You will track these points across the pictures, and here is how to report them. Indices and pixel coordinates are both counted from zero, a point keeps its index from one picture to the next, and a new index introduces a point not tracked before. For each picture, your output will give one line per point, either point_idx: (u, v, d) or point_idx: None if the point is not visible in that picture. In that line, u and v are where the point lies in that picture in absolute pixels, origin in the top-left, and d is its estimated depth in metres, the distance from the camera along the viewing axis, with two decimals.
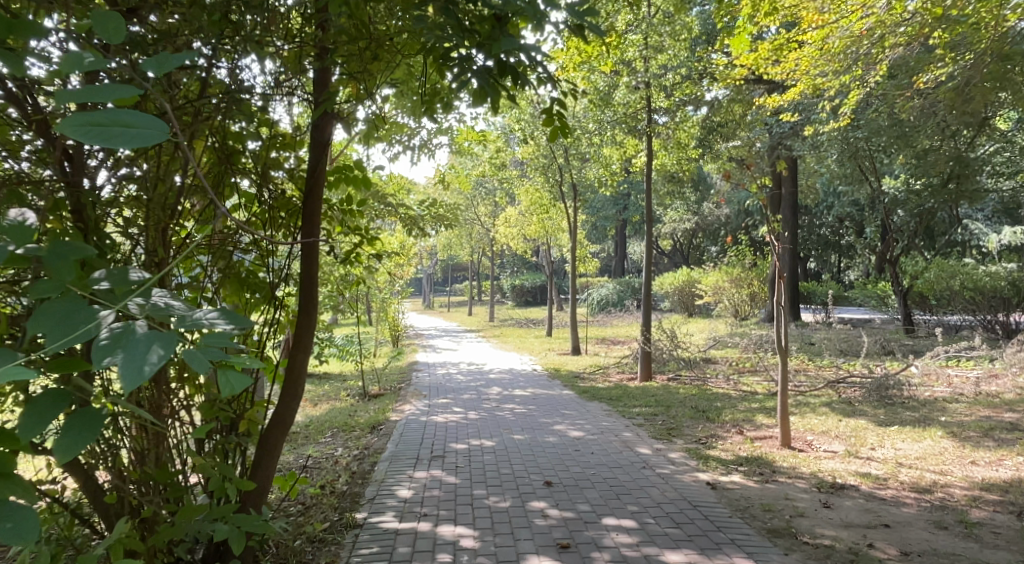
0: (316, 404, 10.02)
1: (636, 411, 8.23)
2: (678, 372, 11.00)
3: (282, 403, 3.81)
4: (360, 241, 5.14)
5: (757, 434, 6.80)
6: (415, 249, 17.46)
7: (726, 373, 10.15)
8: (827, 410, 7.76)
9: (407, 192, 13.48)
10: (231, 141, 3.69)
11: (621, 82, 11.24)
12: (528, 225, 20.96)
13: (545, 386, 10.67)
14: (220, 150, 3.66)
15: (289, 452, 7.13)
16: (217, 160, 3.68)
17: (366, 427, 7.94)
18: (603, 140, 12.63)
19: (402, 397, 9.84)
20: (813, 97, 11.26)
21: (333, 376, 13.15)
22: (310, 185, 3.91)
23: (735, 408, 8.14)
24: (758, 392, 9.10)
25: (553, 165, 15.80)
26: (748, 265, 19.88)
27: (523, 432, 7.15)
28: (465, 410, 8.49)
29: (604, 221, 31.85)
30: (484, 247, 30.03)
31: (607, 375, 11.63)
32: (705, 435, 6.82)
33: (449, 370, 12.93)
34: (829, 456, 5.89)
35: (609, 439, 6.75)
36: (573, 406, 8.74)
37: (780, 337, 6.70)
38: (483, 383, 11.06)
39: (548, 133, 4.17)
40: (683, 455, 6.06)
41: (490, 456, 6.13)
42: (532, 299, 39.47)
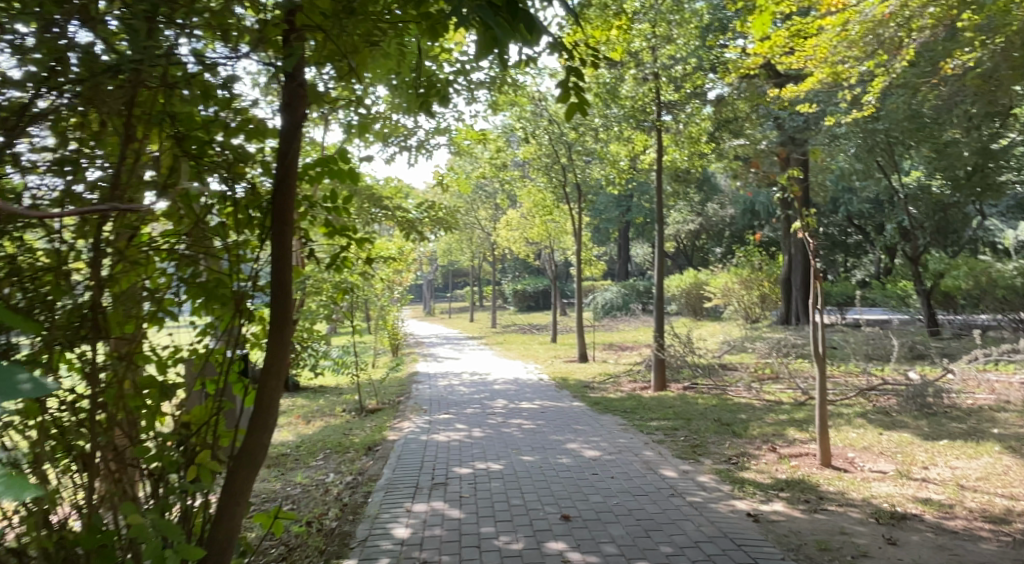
0: (309, 421, 9.39)
1: (654, 425, 7.60)
2: (694, 380, 10.37)
3: (251, 437, 3.16)
4: (349, 244, 4.51)
5: (792, 451, 6.18)
6: (414, 254, 16.85)
7: (747, 380, 9.51)
8: (864, 422, 7.13)
9: (404, 195, 12.91)
10: (192, 127, 3.07)
11: (628, 74, 10.62)
12: (531, 228, 20.35)
13: (554, 398, 10.05)
14: (177, 139, 3.05)
15: (277, 479, 6.50)
16: (176, 152, 3.06)
17: (361, 448, 7.30)
18: (609, 137, 12.05)
19: (401, 412, 9.21)
20: (832, 87, 10.65)
21: (329, 390, 12.52)
22: (280, 176, 3.23)
23: (762, 421, 7.51)
24: (784, 402, 8.45)
25: (556, 165, 15.20)
26: (759, 266, 19.26)
27: (534, 452, 6.52)
28: (469, 427, 7.87)
29: (608, 224, 31.31)
30: (485, 251, 29.42)
31: (619, 384, 11.00)
32: (735, 453, 6.19)
33: (450, 381, 12.29)
34: (878, 479, 5.27)
35: (630, 459, 6.11)
36: (585, 420, 8.11)
37: (817, 344, 6.03)
38: (487, 396, 10.44)
39: (564, 111, 3.58)
40: (714, 479, 5.43)
41: (499, 483, 5.48)
42: (534, 304, 38.81)
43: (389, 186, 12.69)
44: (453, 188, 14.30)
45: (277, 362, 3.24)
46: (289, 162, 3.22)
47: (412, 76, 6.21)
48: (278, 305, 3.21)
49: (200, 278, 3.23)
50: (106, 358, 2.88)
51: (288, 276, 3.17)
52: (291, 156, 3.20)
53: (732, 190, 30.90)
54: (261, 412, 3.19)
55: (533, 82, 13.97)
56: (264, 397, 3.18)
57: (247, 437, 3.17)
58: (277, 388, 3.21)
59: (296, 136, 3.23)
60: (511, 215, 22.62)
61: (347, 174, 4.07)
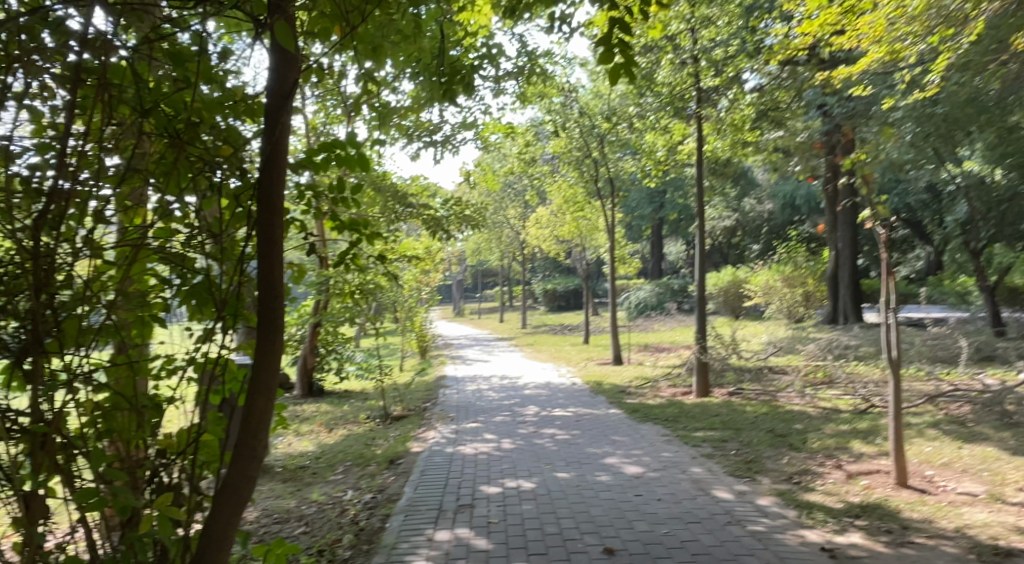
0: (331, 429, 8.90)
1: (700, 436, 6.96)
2: (740, 385, 9.68)
3: (234, 470, 2.60)
4: (361, 238, 3.99)
5: (861, 469, 5.50)
6: (440, 253, 16.35)
7: (798, 385, 8.80)
8: (938, 433, 6.40)
9: (431, 194, 12.69)
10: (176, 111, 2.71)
11: (665, 59, 9.97)
12: (561, 226, 19.73)
13: (589, 404, 9.43)
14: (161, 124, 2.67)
15: (291, 496, 5.98)
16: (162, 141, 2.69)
17: (383, 461, 6.76)
18: (646, 125, 11.37)
19: (426, 420, 8.68)
20: (890, 67, 9.85)
21: (355, 394, 12.05)
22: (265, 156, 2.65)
23: (821, 432, 6.82)
24: (843, 411, 7.71)
25: (587, 159, 14.56)
26: (802, 262, 18.37)
27: (570, 467, 5.93)
28: (499, 437, 7.30)
29: (640, 221, 30.54)
30: (514, 251, 28.77)
31: (659, 389, 10.35)
32: (796, 471, 5.54)
33: (480, 385, 11.74)
34: (969, 503, 4.58)
35: (677, 478, 5.48)
36: (624, 430, 7.49)
37: (890, 349, 5.36)
38: (518, 401, 9.86)
39: (605, 74, 3.04)
40: (775, 502, 4.79)
41: (531, 506, 4.90)
42: (565, 304, 38.12)
43: (415, 185, 12.56)
44: (480, 184, 13.75)
45: (268, 380, 2.64)
46: (280, 138, 2.65)
47: (433, 63, 5.72)
48: (267, 309, 2.64)
49: (193, 279, 2.79)
50: (99, 365, 2.57)
51: (280, 275, 2.61)
52: (280, 128, 2.63)
53: (768, 184, 29.92)
54: (248, 437, 2.62)
55: (563, 72, 13.43)
56: (253, 417, 2.61)
57: (230, 470, 2.61)
58: (267, 407, 2.64)
59: (285, 105, 2.66)
60: (541, 212, 22.03)
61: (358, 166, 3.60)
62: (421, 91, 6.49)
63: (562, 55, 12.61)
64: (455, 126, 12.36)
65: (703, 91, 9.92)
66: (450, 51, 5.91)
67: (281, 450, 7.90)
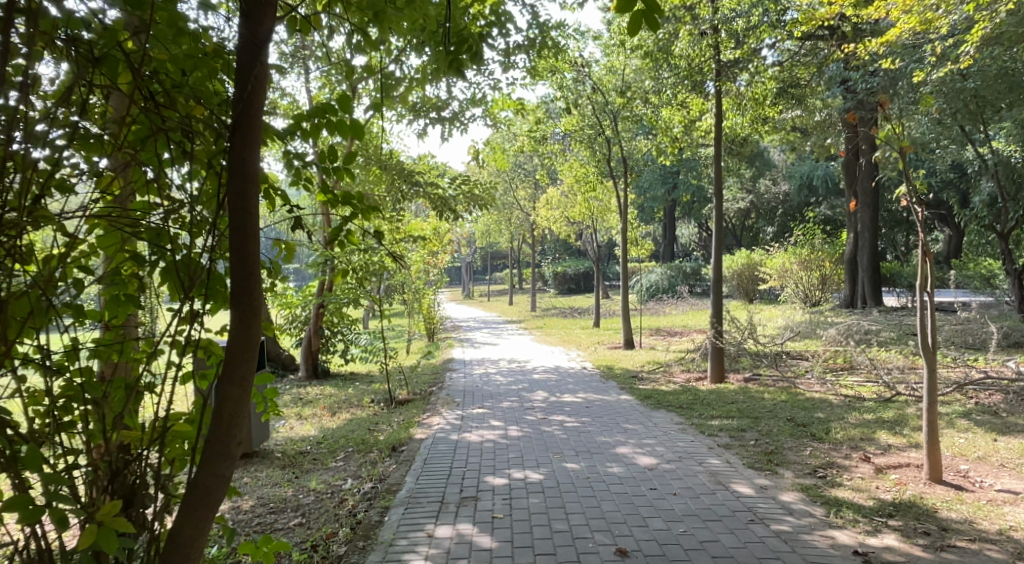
0: (334, 413, 8.63)
1: (717, 425, 6.65)
2: (757, 371, 9.36)
3: (204, 468, 2.35)
4: (355, 212, 3.63)
5: (890, 464, 5.18)
6: (449, 233, 16.03)
7: (817, 371, 8.46)
8: (969, 424, 6.07)
9: (440, 173, 12.36)
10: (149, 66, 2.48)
11: (682, 30, 9.57)
12: (572, 207, 19.35)
13: (600, 389, 9.12)
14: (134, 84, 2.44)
15: (289, 484, 5.68)
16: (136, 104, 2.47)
17: (385, 447, 6.46)
18: (661, 100, 11.00)
19: (431, 405, 8.40)
20: (919, 37, 9.44)
21: (360, 377, 11.79)
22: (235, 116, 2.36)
23: (844, 422, 6.50)
24: (866, 399, 7.38)
25: (599, 137, 14.18)
26: (819, 245, 17.92)
27: (580, 457, 5.63)
28: (506, 424, 7.01)
29: (652, 202, 30.05)
30: (524, 232, 28.29)
31: (672, 375, 10.03)
32: (821, 464, 5.22)
33: (488, 369, 11.47)
34: (1010, 502, 4.26)
35: (694, 470, 5.17)
36: (637, 417, 7.18)
37: (925, 334, 5.02)
38: (526, 386, 9.56)
39: (626, 28, 2.71)
40: (800, 498, 4.47)
41: (538, 500, 4.60)
42: (575, 287, 37.74)
43: (423, 163, 12.24)
44: (490, 161, 13.39)
45: (242, 369, 2.38)
46: (255, 95, 2.36)
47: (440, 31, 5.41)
48: (241, 289, 2.36)
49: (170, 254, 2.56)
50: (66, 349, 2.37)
51: (255, 253, 2.34)
52: (254, 85, 2.34)
53: (784, 166, 29.40)
54: (220, 432, 2.36)
55: (575, 46, 13.02)
56: (224, 410, 2.34)
57: (200, 468, 2.35)
58: (242, 399, 2.38)
59: (259, 55, 2.36)
60: (551, 193, 21.66)
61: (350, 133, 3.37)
62: (427, 62, 6.18)
63: (575, 27, 12.21)
64: (465, 102, 12.02)
65: (722, 63, 9.49)
66: (456, 19, 5.61)
67: (282, 434, 7.62)
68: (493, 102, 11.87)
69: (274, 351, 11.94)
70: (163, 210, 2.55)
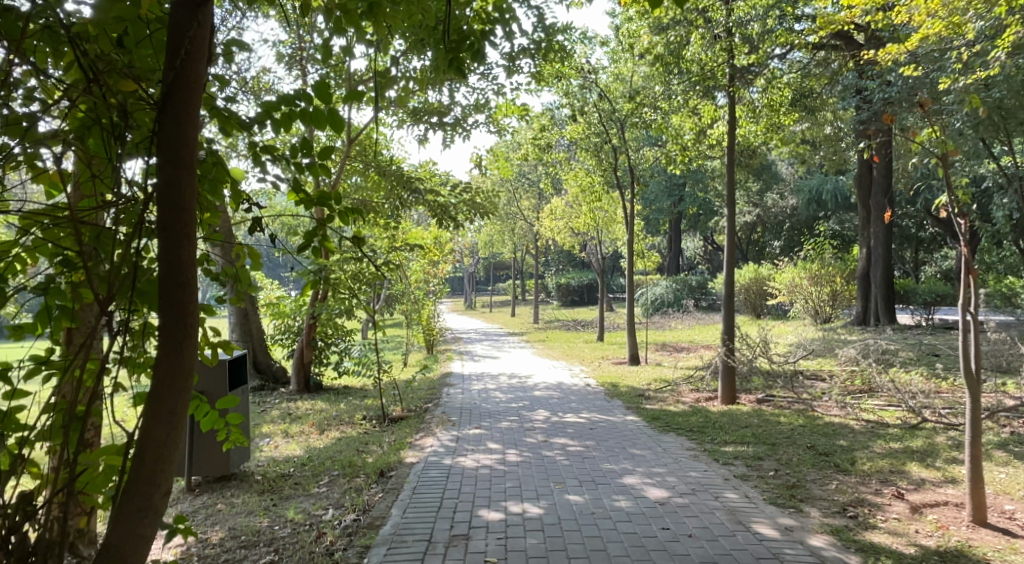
0: (323, 431, 8.15)
1: (731, 452, 6.17)
2: (771, 392, 8.87)
3: (120, 525, 1.91)
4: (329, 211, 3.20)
5: (928, 504, 4.68)
6: (450, 243, 15.57)
7: (836, 393, 7.98)
8: (1008, 456, 5.58)
9: (441, 180, 11.98)
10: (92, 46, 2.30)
11: (694, 35, 9.19)
12: (577, 218, 18.89)
13: (605, 409, 8.64)
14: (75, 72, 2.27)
15: (265, 513, 5.18)
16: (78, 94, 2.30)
17: (373, 472, 5.97)
18: (671, 107, 10.60)
19: (426, 424, 7.92)
20: (942, 44, 9.03)
21: (353, 390, 11.30)
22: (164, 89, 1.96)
23: (870, 451, 6.01)
24: (891, 426, 6.89)
25: (606, 146, 13.75)
26: (830, 260, 17.46)
27: (583, 488, 5.15)
28: (504, 447, 6.53)
29: (658, 214, 29.56)
30: (528, 244, 27.75)
31: (680, 394, 9.54)
32: (850, 502, 4.73)
33: (487, 385, 10.98)
34: None
35: (710, 506, 4.68)
36: (644, 442, 6.70)
37: (968, 359, 4.53)
38: (526, 404, 9.08)
39: None
40: (831, 542, 3.99)
41: (536, 540, 4.12)
42: (578, 299, 37.20)
43: (424, 171, 11.83)
44: (492, 169, 12.95)
45: (172, 401, 1.96)
46: (192, 64, 1.97)
47: (438, 27, 5.02)
48: (170, 301, 1.94)
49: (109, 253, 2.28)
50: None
51: (191, 258, 1.95)
52: (189, 49, 1.94)
53: (791, 179, 28.98)
54: (142, 479, 1.93)
55: (582, 52, 12.65)
56: (147, 453, 1.93)
57: (116, 524, 1.92)
58: (171, 437, 1.97)
59: (196, 15, 1.97)
60: (555, 202, 21.22)
61: (325, 126, 3.05)
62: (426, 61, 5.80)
63: (582, 31, 11.81)
64: (467, 108, 11.62)
65: (736, 69, 9.07)
66: (456, 14, 5.19)
67: (266, 454, 7.15)
68: (497, 108, 11.46)
69: (265, 362, 11.47)
70: (113, 208, 2.30)
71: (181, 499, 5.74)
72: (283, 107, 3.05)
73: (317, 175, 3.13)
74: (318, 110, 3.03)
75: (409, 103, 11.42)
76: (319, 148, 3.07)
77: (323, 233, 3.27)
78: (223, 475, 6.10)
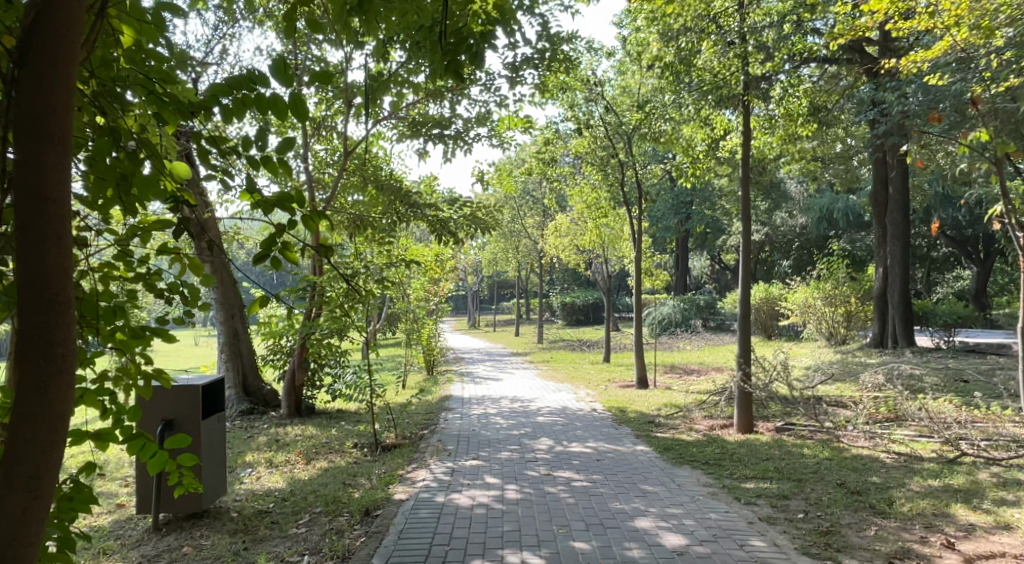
0: (310, 460, 7.60)
1: (754, 489, 5.60)
2: (791, 420, 8.30)
3: None
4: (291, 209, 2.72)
5: (984, 555, 4.11)
6: (450, 260, 15.06)
7: (862, 422, 7.40)
8: None
9: (440, 194, 11.58)
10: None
11: (706, 43, 8.73)
12: (582, 235, 18.37)
13: (613, 437, 8.07)
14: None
15: (234, 558, 4.62)
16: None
17: (357, 511, 5.42)
18: (681, 118, 10.12)
19: (420, 453, 7.37)
20: (967, 51, 8.58)
21: (347, 415, 10.75)
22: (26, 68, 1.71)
23: (907, 489, 5.44)
24: (926, 461, 6.32)
25: (612, 160, 13.28)
26: (844, 279, 16.89)
27: (590, 533, 4.59)
28: (503, 482, 5.96)
29: (665, 232, 29.02)
30: (532, 262, 27.19)
31: (693, 421, 8.97)
32: (895, 552, 4.16)
33: (488, 409, 10.42)
34: None
35: (735, 557, 4.11)
36: (657, 476, 6.13)
37: None
38: (528, 431, 8.51)
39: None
40: None
41: None
42: (583, 319, 36.57)
43: (423, 185, 11.38)
44: (494, 185, 12.48)
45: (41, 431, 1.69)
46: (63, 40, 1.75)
47: (432, 26, 4.56)
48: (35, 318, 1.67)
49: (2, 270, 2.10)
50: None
51: (61, 262, 1.69)
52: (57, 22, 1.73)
53: (801, 197, 28.49)
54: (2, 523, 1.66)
55: (587, 63, 12.27)
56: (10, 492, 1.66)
57: None
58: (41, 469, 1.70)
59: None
60: (561, 219, 20.74)
61: (285, 113, 2.61)
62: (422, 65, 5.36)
63: (587, 41, 11.38)
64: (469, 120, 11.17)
65: (751, 77, 8.57)
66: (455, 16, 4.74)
67: (246, 487, 6.60)
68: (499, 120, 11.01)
69: (255, 385, 10.95)
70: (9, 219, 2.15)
71: (145, 539, 5.20)
72: (235, 92, 2.60)
73: (275, 171, 2.65)
74: (277, 96, 2.59)
75: (409, 115, 10.98)
76: (275, 142, 2.61)
77: (283, 241, 2.77)
78: (194, 512, 5.61)
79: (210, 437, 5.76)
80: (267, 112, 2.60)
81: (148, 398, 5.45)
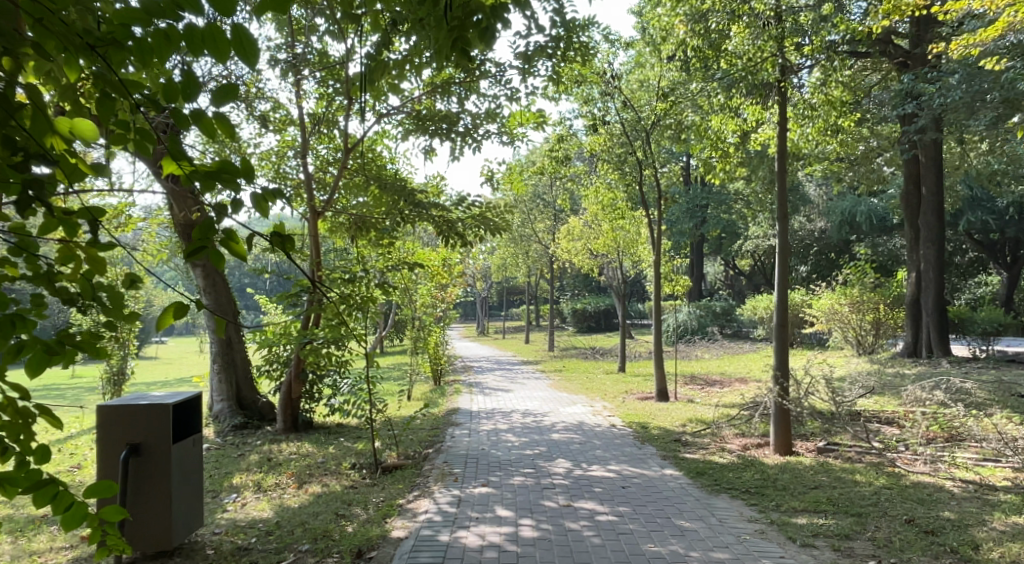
0: (301, 484, 6.87)
1: (809, 526, 4.82)
2: (834, 440, 7.50)
3: None
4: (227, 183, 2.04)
5: None
6: (459, 265, 14.32)
7: (919, 444, 6.61)
8: None
9: (446, 194, 10.86)
10: None
11: (736, 26, 7.98)
12: (596, 239, 17.59)
13: (638, 459, 7.30)
14: None
15: None
16: None
17: (348, 551, 4.67)
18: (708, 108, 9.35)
19: (423, 478, 6.62)
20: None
21: (347, 430, 10.02)
22: None
23: (991, 527, 4.66)
24: (1001, 492, 5.52)
25: (629, 158, 12.49)
26: (871, 284, 16.05)
27: None
28: (517, 516, 5.20)
29: (680, 237, 28.19)
30: (542, 267, 26.39)
31: (724, 439, 8.19)
32: None
33: (499, 425, 9.67)
34: None
35: None
36: (694, 509, 5.35)
37: None
38: (543, 451, 7.74)
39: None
40: None
41: None
42: (594, 326, 35.69)
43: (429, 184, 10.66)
44: (504, 186, 11.73)
45: None
46: None
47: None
48: None
49: None
50: None
51: None
52: None
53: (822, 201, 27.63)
54: None
55: (604, 55, 11.55)
56: None
57: None
58: None
59: None
60: (573, 223, 19.97)
61: (225, 52, 1.91)
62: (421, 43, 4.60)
63: (605, 30, 10.65)
64: (479, 115, 10.46)
65: (788, 62, 7.78)
66: None
67: (227, 517, 5.86)
68: (511, 115, 10.31)
69: (250, 398, 10.28)
70: None
71: None
72: (154, 23, 1.89)
73: (211, 132, 1.98)
74: (214, 27, 1.89)
75: (415, 109, 10.25)
76: (211, 95, 1.93)
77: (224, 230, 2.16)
78: (164, 550, 4.90)
79: (184, 461, 5.00)
80: (200, 50, 1.90)
81: (110, 419, 4.74)
